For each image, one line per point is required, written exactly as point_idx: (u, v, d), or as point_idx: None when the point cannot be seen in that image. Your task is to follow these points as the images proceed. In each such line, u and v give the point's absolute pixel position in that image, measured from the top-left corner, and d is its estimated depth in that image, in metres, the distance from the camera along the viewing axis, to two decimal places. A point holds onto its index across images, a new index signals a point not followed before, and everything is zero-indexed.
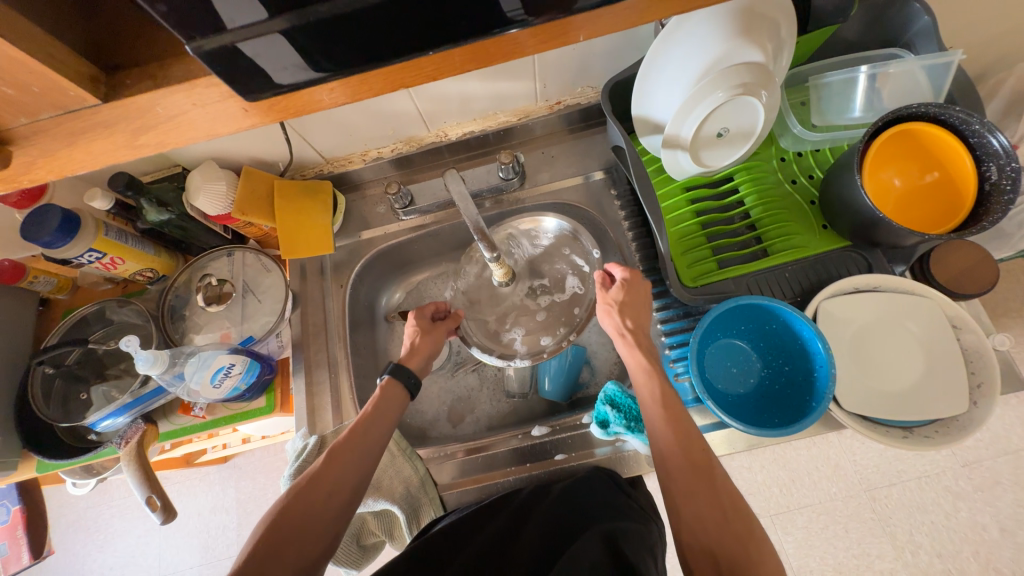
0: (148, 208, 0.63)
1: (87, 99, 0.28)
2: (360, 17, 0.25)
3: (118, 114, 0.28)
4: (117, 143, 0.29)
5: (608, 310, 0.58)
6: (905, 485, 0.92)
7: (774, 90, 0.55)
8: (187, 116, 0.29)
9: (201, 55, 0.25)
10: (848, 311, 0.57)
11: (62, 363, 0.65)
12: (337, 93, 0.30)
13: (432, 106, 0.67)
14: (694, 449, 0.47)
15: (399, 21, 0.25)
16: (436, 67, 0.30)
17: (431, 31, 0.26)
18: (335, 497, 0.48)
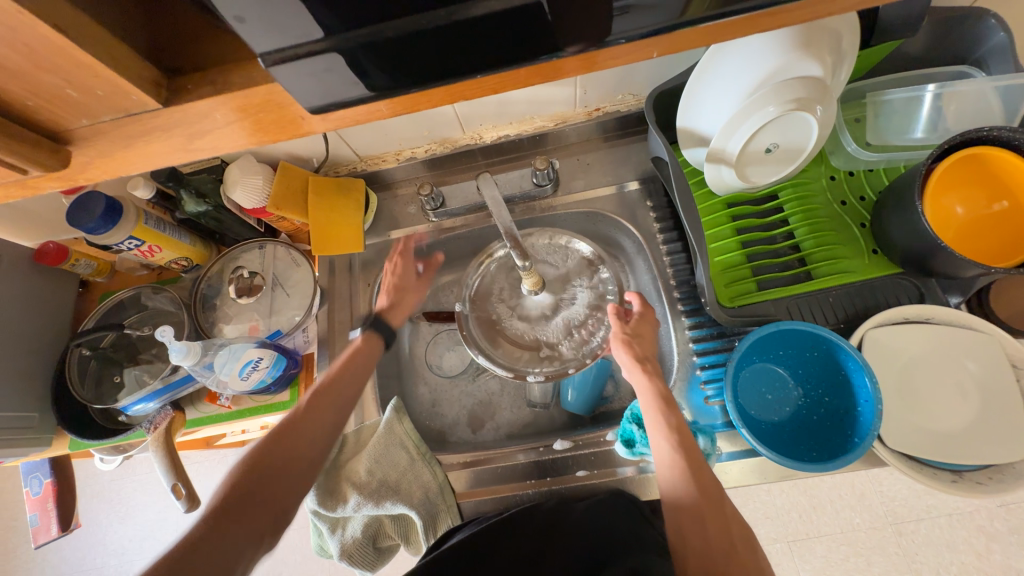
0: (187, 199, 0.65)
1: (147, 104, 0.28)
2: (428, 38, 0.26)
3: (176, 119, 0.28)
4: (174, 147, 0.30)
5: (625, 341, 0.56)
6: (934, 521, 0.87)
7: (831, 105, 0.53)
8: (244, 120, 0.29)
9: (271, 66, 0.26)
10: (896, 342, 0.54)
11: (98, 346, 0.67)
12: (393, 106, 0.30)
13: (470, 108, 0.66)
14: (718, 513, 0.45)
15: (467, 40, 0.26)
16: (492, 82, 0.30)
17: (492, 49, 0.27)
18: (300, 453, 0.53)
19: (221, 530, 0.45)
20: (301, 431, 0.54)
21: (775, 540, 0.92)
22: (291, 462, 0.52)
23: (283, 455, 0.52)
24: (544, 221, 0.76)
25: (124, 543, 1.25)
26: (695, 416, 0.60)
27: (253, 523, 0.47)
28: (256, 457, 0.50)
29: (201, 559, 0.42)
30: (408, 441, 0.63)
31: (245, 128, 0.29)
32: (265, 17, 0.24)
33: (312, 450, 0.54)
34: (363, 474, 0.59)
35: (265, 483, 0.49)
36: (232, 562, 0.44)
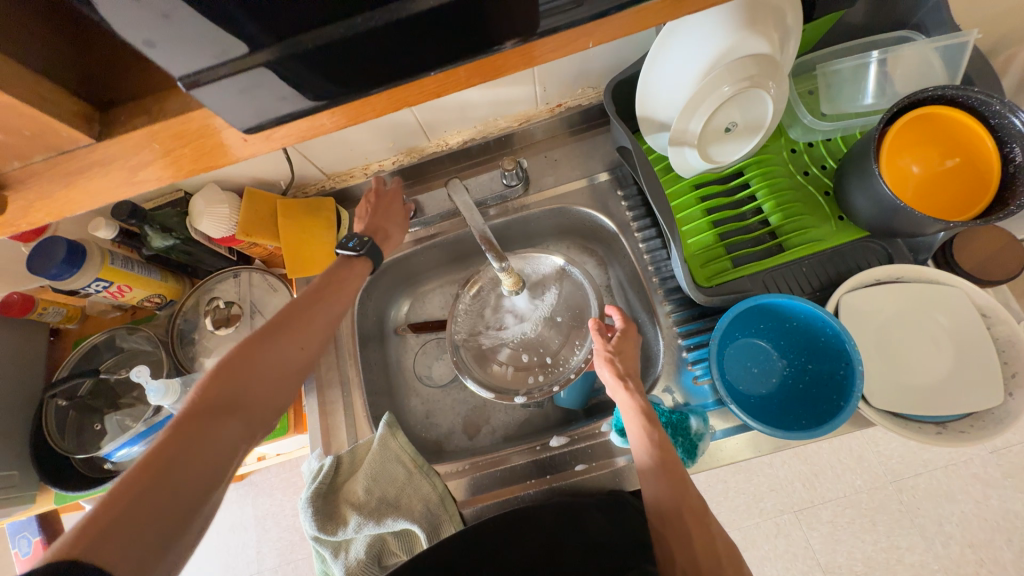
0: (152, 234, 0.64)
1: (79, 138, 0.28)
2: (356, 45, 0.27)
3: (112, 152, 0.29)
4: (117, 180, 0.30)
5: (606, 360, 0.56)
6: (932, 475, 0.90)
7: (782, 80, 0.54)
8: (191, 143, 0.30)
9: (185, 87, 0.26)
10: (871, 303, 0.55)
11: (75, 395, 0.65)
12: (338, 117, 0.32)
13: (432, 116, 0.66)
14: (701, 530, 0.46)
15: (396, 45, 0.27)
16: (433, 83, 0.31)
17: (422, 50, 0.28)
18: (277, 365, 0.46)
19: (173, 465, 0.36)
20: (267, 347, 0.46)
21: (781, 511, 0.93)
22: (256, 364, 0.45)
23: (247, 361, 0.45)
24: (519, 222, 0.76)
25: None
26: (686, 398, 0.61)
27: (215, 468, 0.38)
28: (208, 390, 0.42)
29: (147, 517, 0.33)
30: (403, 455, 0.62)
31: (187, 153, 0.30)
32: (187, 37, 0.24)
33: (285, 355, 0.47)
34: (361, 494, 0.58)
35: (224, 411, 0.41)
36: (190, 505, 0.36)
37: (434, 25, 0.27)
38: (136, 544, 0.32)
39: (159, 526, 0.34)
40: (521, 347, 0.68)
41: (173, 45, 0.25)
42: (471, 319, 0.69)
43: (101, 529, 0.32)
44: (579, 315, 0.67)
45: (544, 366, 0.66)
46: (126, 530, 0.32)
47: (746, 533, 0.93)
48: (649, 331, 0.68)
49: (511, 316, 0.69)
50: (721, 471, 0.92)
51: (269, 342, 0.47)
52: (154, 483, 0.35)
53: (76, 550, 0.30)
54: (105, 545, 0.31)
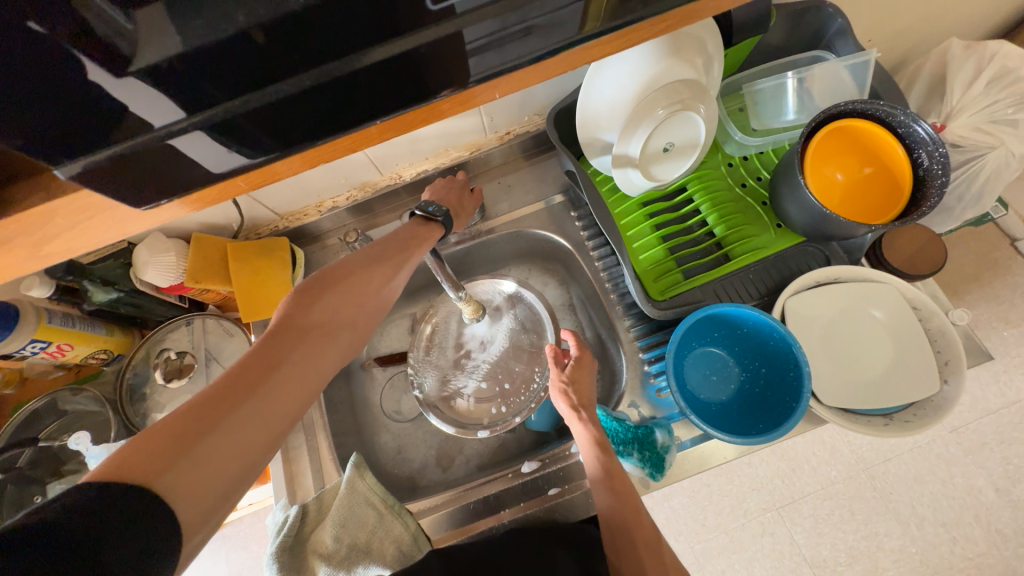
0: (93, 289, 0.61)
1: None
2: (285, 105, 0.28)
3: (13, 231, 0.29)
4: (21, 256, 0.30)
5: (561, 391, 0.57)
6: (900, 459, 0.93)
7: (710, 101, 0.57)
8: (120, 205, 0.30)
9: (73, 178, 0.27)
10: (813, 305, 0.58)
11: (12, 466, 0.60)
12: (252, 177, 0.33)
13: (383, 151, 0.67)
14: (653, 555, 0.47)
15: (327, 101, 0.29)
16: (346, 142, 0.32)
17: (352, 103, 0.29)
18: (347, 311, 0.44)
19: (250, 397, 0.34)
20: (340, 294, 0.44)
21: (764, 509, 0.94)
22: (328, 310, 0.43)
23: (320, 305, 0.42)
24: (479, 247, 0.77)
25: None
26: (652, 411, 0.62)
27: (292, 407, 0.36)
28: (281, 331, 0.39)
29: (225, 444, 0.31)
30: (372, 496, 0.60)
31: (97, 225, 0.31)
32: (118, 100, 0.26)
33: (356, 306, 0.45)
34: (329, 543, 0.56)
35: (298, 353, 0.39)
36: (257, 450, 0.33)
37: (363, 82, 0.28)
38: (203, 483, 0.30)
39: (236, 455, 0.32)
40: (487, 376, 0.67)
41: (108, 111, 0.26)
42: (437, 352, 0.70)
43: (175, 450, 0.30)
44: (538, 339, 0.68)
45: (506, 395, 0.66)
46: (204, 454, 0.30)
47: (732, 536, 0.94)
48: (612, 349, 0.69)
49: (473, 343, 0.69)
50: (702, 475, 0.93)
51: (344, 290, 0.45)
52: (234, 413, 0.33)
53: (149, 470, 0.28)
54: (182, 467, 0.29)
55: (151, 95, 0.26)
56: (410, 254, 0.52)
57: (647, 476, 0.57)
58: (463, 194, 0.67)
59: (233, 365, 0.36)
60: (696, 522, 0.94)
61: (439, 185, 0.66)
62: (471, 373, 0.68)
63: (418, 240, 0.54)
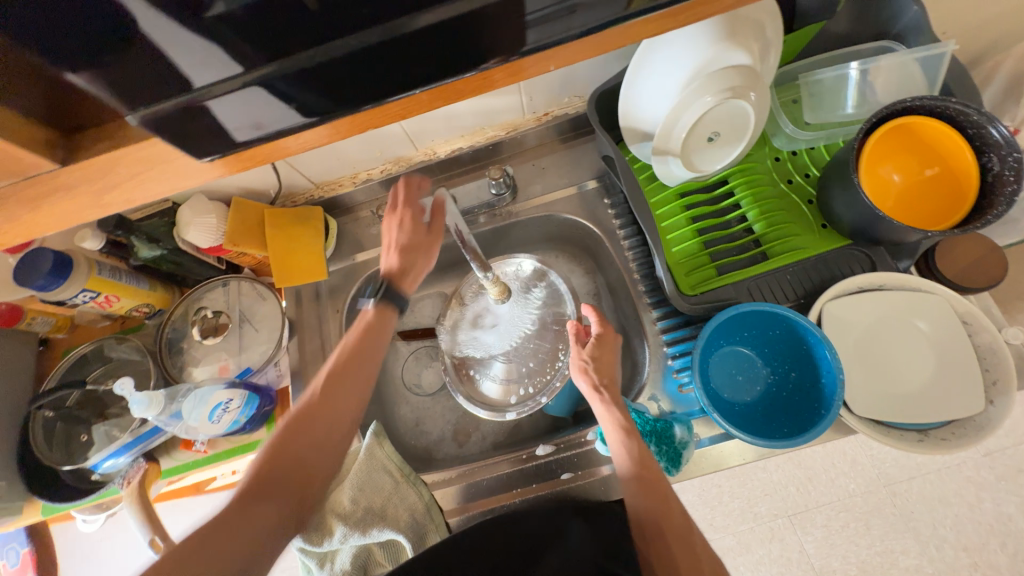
0: (139, 245, 0.64)
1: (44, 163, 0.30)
2: (334, 66, 0.28)
3: (78, 176, 0.31)
4: (85, 204, 0.31)
5: (581, 370, 0.57)
6: (926, 478, 0.90)
7: (763, 90, 0.54)
8: (179, 155, 0.31)
9: (141, 124, 0.29)
10: (852, 312, 0.56)
11: (62, 405, 0.65)
12: (304, 138, 0.33)
13: (419, 124, 0.67)
14: (682, 538, 0.48)
15: (381, 62, 0.28)
16: (396, 107, 0.32)
17: (401, 65, 0.29)
18: (311, 468, 0.48)
19: (200, 552, 0.41)
20: (310, 427, 0.49)
21: (776, 516, 0.92)
22: (294, 465, 0.48)
23: (292, 440, 0.48)
24: (507, 229, 0.77)
25: None
26: (671, 406, 0.62)
27: (241, 554, 0.42)
28: (251, 488, 0.46)
29: None
30: (390, 464, 0.62)
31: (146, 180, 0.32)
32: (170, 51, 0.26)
33: (320, 438, 0.49)
34: (347, 504, 0.59)
35: (259, 508, 0.45)
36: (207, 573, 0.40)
37: (412, 47, 0.28)
38: None
39: None
40: (518, 358, 0.68)
41: (161, 64, 0.26)
42: (467, 329, 0.71)
43: None
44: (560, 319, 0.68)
45: (533, 377, 0.66)
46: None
47: (740, 539, 0.93)
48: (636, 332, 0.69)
49: (500, 322, 0.69)
50: (714, 476, 0.92)
51: (308, 430, 0.49)
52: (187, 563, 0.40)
53: None
54: None
55: (207, 46, 0.26)
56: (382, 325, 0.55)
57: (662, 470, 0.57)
58: (423, 238, 0.58)
59: (196, 533, 0.42)
60: (704, 521, 0.93)
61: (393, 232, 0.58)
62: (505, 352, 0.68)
63: (382, 331, 0.55)
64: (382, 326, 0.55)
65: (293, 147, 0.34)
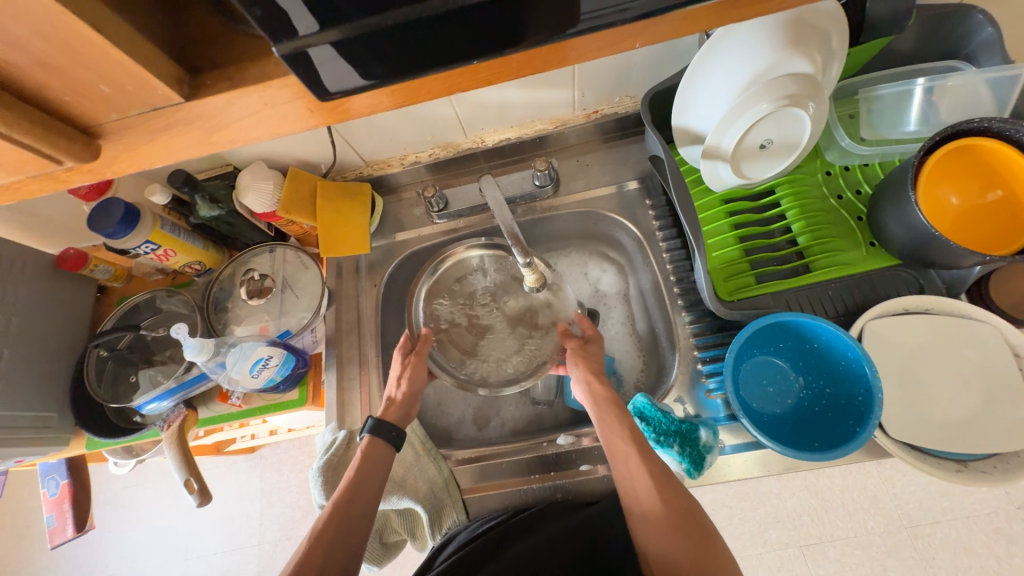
0: (201, 204, 0.67)
1: (171, 98, 0.27)
2: (420, 27, 0.24)
3: (192, 113, 0.28)
4: (193, 140, 0.29)
5: (577, 355, 0.61)
6: (950, 524, 0.86)
7: (823, 101, 0.54)
8: (278, 107, 0.28)
9: (285, 59, 0.24)
10: (897, 332, 0.55)
11: (116, 347, 0.69)
12: (395, 96, 0.29)
13: (471, 112, 0.68)
14: (699, 540, 0.45)
15: (478, 28, 0.25)
16: (485, 71, 0.29)
17: (490, 30, 0.25)
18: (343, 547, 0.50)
19: None
20: (344, 519, 0.51)
21: (786, 543, 0.91)
22: (343, 539, 0.50)
23: (334, 533, 0.50)
24: (544, 222, 0.78)
25: (134, 550, 1.29)
26: (696, 409, 0.61)
27: None
28: None
29: None
30: (413, 437, 0.64)
31: (256, 124, 0.29)
32: None
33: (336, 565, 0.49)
34: None
35: None
36: None
37: None
38: None
39: None
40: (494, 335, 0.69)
41: None
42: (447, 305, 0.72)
43: None
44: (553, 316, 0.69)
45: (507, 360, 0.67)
46: None
47: (747, 562, 0.92)
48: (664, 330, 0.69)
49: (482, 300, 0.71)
50: (725, 495, 0.92)
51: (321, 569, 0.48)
52: None
53: None
54: None
55: None
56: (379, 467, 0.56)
57: (683, 472, 0.57)
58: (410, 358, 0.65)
59: None
60: None
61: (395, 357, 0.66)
62: (481, 338, 0.69)
63: (381, 459, 0.57)
64: (381, 456, 0.56)
65: (387, 104, 0.31)
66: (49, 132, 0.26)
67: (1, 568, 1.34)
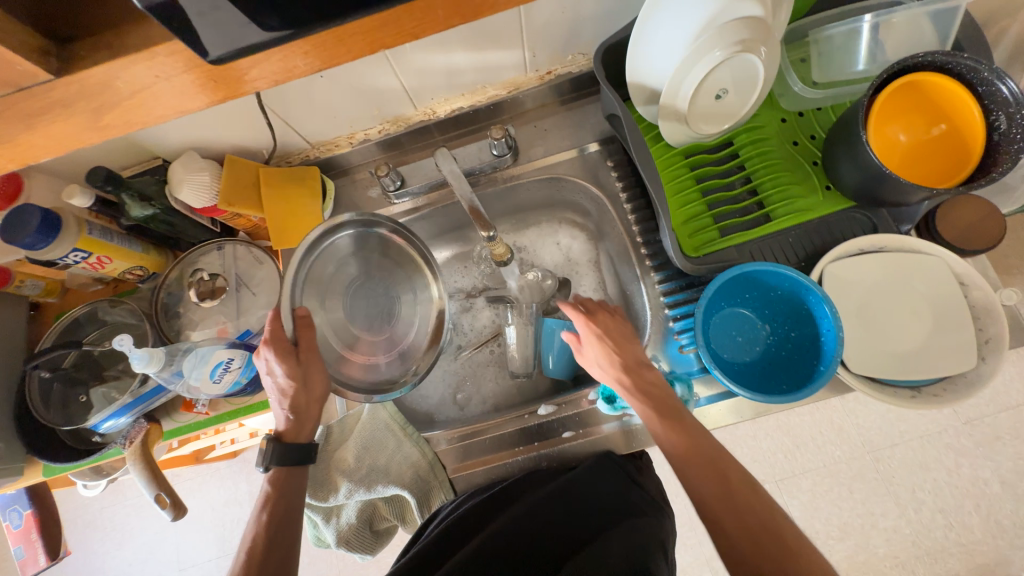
0: (130, 203, 0.61)
1: (38, 74, 0.25)
2: None
3: (76, 92, 0.26)
4: (83, 126, 0.28)
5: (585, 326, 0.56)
6: (907, 445, 0.92)
7: (773, 44, 0.53)
8: (168, 72, 0.27)
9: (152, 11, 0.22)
10: (853, 272, 0.56)
11: (59, 366, 0.64)
12: (313, 57, 0.29)
13: (418, 80, 0.64)
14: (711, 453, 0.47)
15: None
16: (412, 21, 0.28)
17: None
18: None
19: None
20: (265, 553, 0.48)
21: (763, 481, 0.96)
22: (271, 570, 0.47)
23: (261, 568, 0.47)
24: (507, 192, 0.76)
25: (123, 567, 1.26)
26: (671, 365, 0.63)
27: None
28: None
29: None
30: (392, 423, 0.63)
31: (155, 97, 0.28)
32: None
33: None
34: (350, 461, 0.59)
35: None
36: None
37: None
38: None
39: None
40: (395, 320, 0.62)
41: None
42: (320, 288, 0.59)
43: None
44: (487, 274, 0.79)
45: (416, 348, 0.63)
46: None
47: None
48: (634, 288, 0.69)
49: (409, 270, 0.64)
50: None
51: None
52: None
53: None
54: None
55: None
56: (287, 498, 0.52)
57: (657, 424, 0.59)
58: (303, 358, 0.53)
59: None
60: None
61: (280, 362, 0.52)
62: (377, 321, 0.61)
63: (292, 487, 0.53)
64: (296, 477, 0.53)
65: (306, 67, 0.30)
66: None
67: None
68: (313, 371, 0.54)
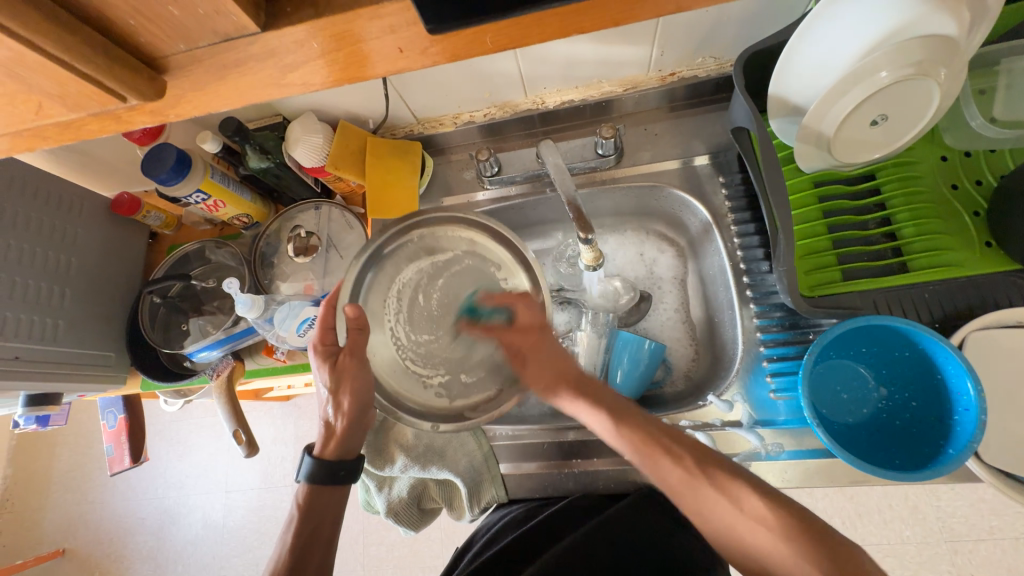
0: (251, 155, 0.66)
1: (246, 27, 0.27)
2: None
3: (271, 47, 0.27)
4: (266, 80, 0.29)
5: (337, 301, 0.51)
6: (996, 543, 0.84)
7: (956, 68, 0.46)
8: (360, 37, 0.27)
9: None
10: (1008, 348, 0.48)
11: (167, 294, 0.71)
12: (502, 35, 0.28)
13: (536, 68, 0.63)
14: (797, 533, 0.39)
15: None
16: (613, 7, 0.27)
17: None
18: None
19: None
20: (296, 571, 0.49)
21: None
22: None
23: None
24: (598, 196, 0.72)
25: (181, 478, 1.39)
26: (756, 407, 0.58)
27: None
28: None
29: None
30: None
31: (339, 59, 0.28)
32: None
33: None
34: (410, 437, 0.61)
35: None
36: None
37: None
38: None
39: None
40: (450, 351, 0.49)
41: None
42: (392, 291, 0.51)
43: None
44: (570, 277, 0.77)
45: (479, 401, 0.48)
46: None
47: None
48: (726, 317, 0.64)
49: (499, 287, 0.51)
50: None
51: None
52: None
53: None
54: None
55: None
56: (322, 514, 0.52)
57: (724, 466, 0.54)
58: (343, 371, 0.49)
59: None
60: None
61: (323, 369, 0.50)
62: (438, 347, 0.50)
63: (327, 504, 0.53)
64: (328, 497, 0.52)
65: (489, 46, 0.29)
66: (105, 59, 0.26)
67: (70, 480, 1.49)
68: (357, 388, 0.49)
